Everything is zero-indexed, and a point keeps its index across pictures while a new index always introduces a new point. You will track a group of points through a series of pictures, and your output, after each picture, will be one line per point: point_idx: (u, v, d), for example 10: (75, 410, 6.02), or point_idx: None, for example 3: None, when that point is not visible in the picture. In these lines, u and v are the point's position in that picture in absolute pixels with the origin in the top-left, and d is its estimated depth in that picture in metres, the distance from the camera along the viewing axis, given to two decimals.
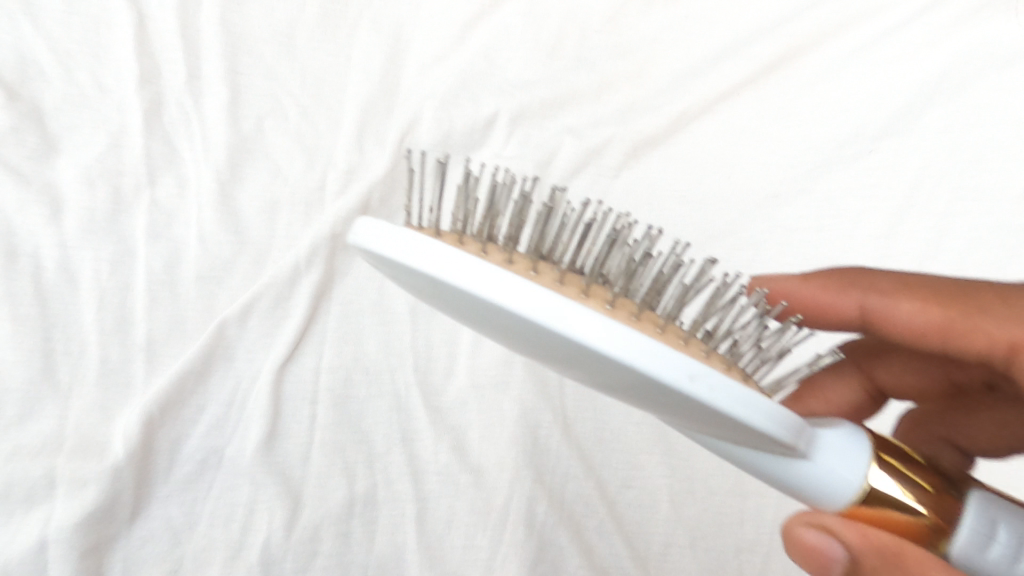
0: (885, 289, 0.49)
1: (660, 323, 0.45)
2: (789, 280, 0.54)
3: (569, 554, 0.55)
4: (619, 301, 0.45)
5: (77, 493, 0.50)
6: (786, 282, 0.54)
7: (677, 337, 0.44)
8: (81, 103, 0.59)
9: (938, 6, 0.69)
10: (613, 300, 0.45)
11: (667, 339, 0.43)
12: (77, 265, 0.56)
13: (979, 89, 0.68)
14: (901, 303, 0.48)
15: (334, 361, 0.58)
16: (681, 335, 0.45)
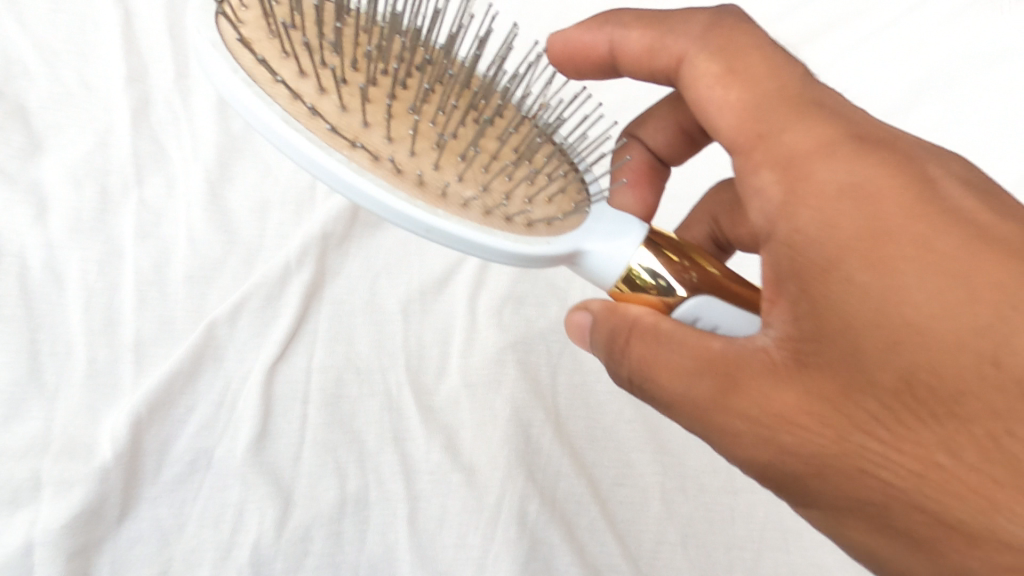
0: (706, 78, 0.38)
1: (480, 169, 0.36)
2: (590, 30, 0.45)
3: (561, 553, 0.55)
4: (420, 136, 0.35)
5: (63, 496, 0.50)
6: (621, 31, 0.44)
7: (499, 188, 0.37)
8: (66, 101, 0.58)
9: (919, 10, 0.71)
10: (425, 147, 0.35)
11: (464, 192, 0.35)
12: (63, 266, 0.55)
13: (961, 90, 0.70)
14: (895, 254, 0.31)
15: (325, 361, 0.58)
16: (491, 156, 0.37)
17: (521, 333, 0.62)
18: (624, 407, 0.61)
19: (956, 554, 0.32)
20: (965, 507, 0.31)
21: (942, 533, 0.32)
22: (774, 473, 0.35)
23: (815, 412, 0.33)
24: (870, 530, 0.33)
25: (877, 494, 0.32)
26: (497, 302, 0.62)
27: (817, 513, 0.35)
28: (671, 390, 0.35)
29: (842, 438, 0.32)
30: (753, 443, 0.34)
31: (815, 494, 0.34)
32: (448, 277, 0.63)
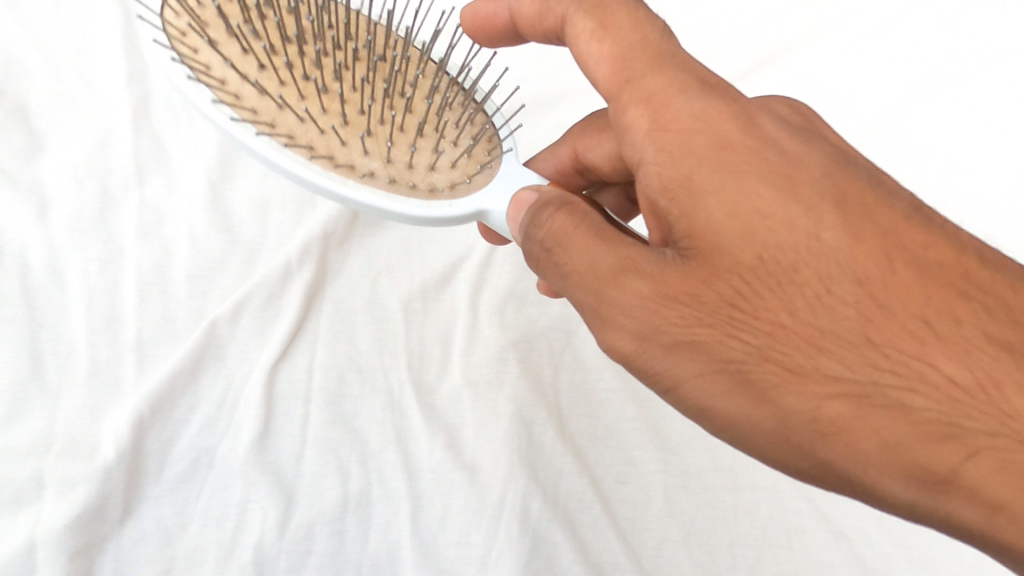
0: (585, 36, 0.39)
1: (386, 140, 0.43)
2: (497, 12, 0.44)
3: (564, 550, 0.55)
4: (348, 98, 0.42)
5: (65, 495, 0.50)
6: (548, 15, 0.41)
7: (410, 142, 0.43)
8: (67, 100, 0.58)
9: (917, 8, 0.71)
10: (354, 117, 0.42)
11: (370, 164, 0.42)
12: (64, 265, 0.55)
13: (966, 85, 0.69)
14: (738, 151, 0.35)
15: (327, 360, 0.58)
16: (409, 118, 0.44)
17: (524, 331, 0.62)
18: (627, 405, 0.61)
19: (834, 427, 0.32)
20: (835, 376, 0.33)
21: (818, 409, 0.33)
22: (664, 363, 0.35)
23: (694, 290, 0.34)
24: (756, 411, 0.34)
25: (756, 369, 0.33)
26: (499, 300, 0.62)
27: (703, 404, 0.35)
28: (573, 277, 0.36)
29: (722, 313, 0.34)
30: (642, 326, 0.34)
31: (698, 383, 0.34)
32: (450, 275, 0.63)
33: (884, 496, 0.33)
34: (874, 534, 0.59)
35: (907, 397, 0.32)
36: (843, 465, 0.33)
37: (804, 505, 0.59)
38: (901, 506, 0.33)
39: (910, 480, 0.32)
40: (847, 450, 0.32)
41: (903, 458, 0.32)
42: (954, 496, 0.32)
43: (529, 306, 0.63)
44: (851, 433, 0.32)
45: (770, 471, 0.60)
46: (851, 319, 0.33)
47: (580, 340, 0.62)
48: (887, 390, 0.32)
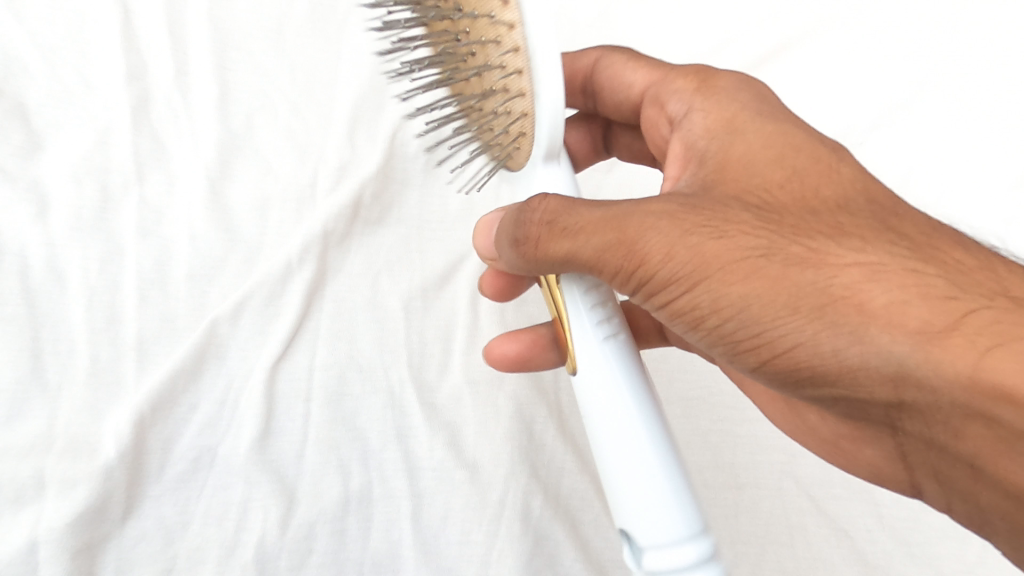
0: (632, 68, 0.55)
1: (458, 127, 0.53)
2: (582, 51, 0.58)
3: (565, 548, 0.55)
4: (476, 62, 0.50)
5: (67, 494, 0.50)
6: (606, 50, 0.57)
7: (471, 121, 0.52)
8: (66, 99, 0.58)
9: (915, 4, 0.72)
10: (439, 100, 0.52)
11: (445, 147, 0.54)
12: (65, 264, 0.55)
13: (966, 81, 0.69)
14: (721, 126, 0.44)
15: (328, 358, 0.58)
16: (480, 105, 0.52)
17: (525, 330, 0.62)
18: None
19: (849, 301, 0.34)
20: (836, 255, 0.35)
21: (834, 284, 0.34)
22: (683, 267, 0.36)
23: (694, 202, 0.38)
24: (775, 301, 0.35)
25: (769, 256, 0.35)
26: (499, 299, 0.62)
27: (727, 300, 0.36)
28: (584, 231, 0.38)
29: (727, 213, 0.37)
30: (659, 241, 0.36)
31: (718, 279, 0.35)
32: (450, 274, 0.63)
33: (912, 371, 0.32)
34: (875, 532, 0.59)
35: (899, 270, 0.34)
36: (868, 340, 0.33)
37: (806, 503, 0.59)
38: (935, 386, 0.32)
39: (934, 350, 0.32)
40: (862, 324, 0.33)
41: (918, 328, 0.32)
42: (981, 364, 0.31)
43: (529, 304, 0.63)
44: (862, 306, 0.33)
45: (771, 468, 0.60)
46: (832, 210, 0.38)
47: None
48: (884, 264, 0.34)
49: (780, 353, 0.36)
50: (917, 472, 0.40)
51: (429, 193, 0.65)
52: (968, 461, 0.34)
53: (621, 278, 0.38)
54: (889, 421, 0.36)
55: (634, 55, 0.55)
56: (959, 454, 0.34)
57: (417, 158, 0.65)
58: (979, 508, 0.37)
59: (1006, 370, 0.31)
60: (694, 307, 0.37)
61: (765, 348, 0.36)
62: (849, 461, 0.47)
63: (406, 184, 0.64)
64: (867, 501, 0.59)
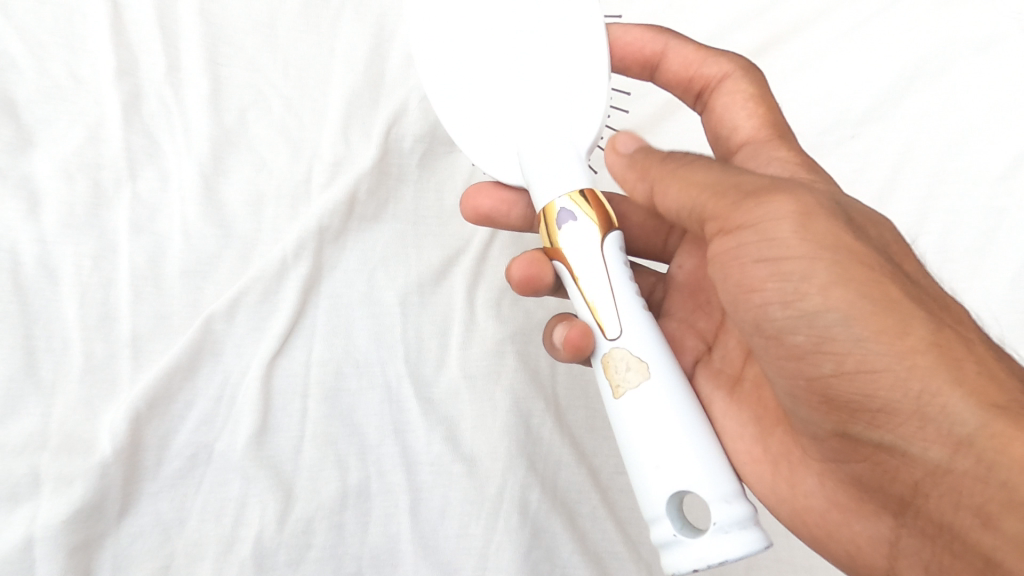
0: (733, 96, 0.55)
1: None
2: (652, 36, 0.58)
3: (562, 540, 0.55)
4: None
5: (62, 491, 0.49)
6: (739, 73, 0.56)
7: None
8: (56, 94, 0.58)
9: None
10: None
11: None
12: (57, 261, 0.55)
13: (959, 72, 0.69)
14: None
15: (324, 354, 0.58)
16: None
17: (521, 324, 0.62)
18: None
19: (947, 349, 0.38)
20: (945, 316, 0.40)
21: (938, 332, 0.39)
22: (823, 258, 0.39)
23: (840, 211, 0.42)
24: (885, 320, 0.38)
25: (895, 280, 0.40)
26: (495, 294, 0.62)
27: (835, 300, 0.39)
28: (742, 176, 0.42)
29: (873, 247, 0.41)
30: (805, 222, 0.39)
31: (843, 279, 0.39)
32: (446, 269, 0.63)
33: (974, 440, 0.37)
34: None
35: (987, 354, 0.40)
36: (954, 391, 0.38)
37: None
38: (988, 458, 0.37)
39: (1004, 425, 0.37)
40: (966, 380, 0.38)
41: (1000, 407, 0.37)
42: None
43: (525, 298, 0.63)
44: (966, 363, 0.38)
45: None
46: (919, 270, 0.43)
47: None
48: (977, 340, 0.40)
49: (861, 366, 0.39)
50: (903, 561, 0.44)
51: (424, 188, 0.65)
52: (984, 554, 0.39)
53: (735, 225, 0.40)
54: (918, 483, 0.41)
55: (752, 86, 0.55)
56: (980, 546, 0.39)
57: (411, 153, 0.64)
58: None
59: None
60: (798, 292, 0.39)
61: (851, 359, 0.39)
62: (835, 537, 0.47)
63: (402, 179, 0.64)
64: None
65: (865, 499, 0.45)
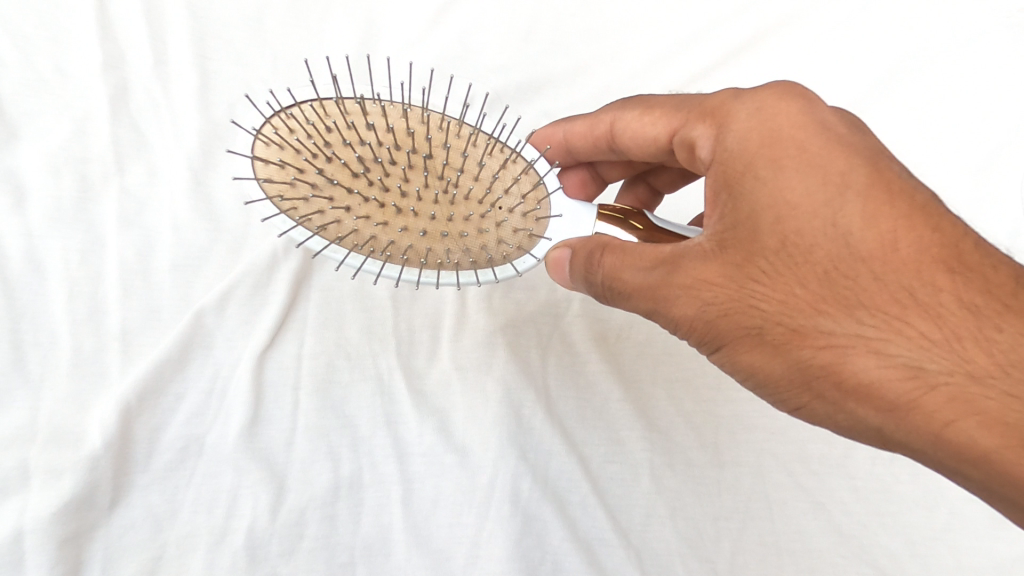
0: (639, 116, 0.51)
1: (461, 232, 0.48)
2: (561, 125, 0.58)
3: (553, 527, 0.56)
4: (364, 207, 0.46)
5: (52, 484, 0.49)
6: (614, 110, 0.54)
7: (438, 229, 0.47)
8: (41, 87, 0.57)
9: None
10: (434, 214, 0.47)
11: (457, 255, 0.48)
12: (44, 255, 0.54)
13: (936, 69, 0.71)
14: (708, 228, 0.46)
15: (316, 347, 0.58)
16: (464, 175, 0.48)
17: (512, 317, 0.62)
18: (614, 386, 0.62)
19: (826, 381, 0.38)
20: (815, 339, 0.38)
21: (815, 362, 0.38)
22: (712, 334, 0.41)
23: (695, 277, 0.40)
24: (772, 376, 0.41)
25: (766, 331, 0.39)
26: (486, 286, 0.63)
27: (741, 366, 0.42)
28: (624, 288, 0.43)
29: (738, 291, 0.40)
30: (687, 312, 0.41)
31: (738, 350, 0.41)
32: None
33: (892, 434, 0.38)
34: (850, 504, 0.61)
35: (867, 345, 0.37)
36: (851, 410, 0.39)
37: (786, 478, 0.61)
38: (911, 445, 0.38)
39: (909, 421, 0.37)
40: (853, 395, 0.38)
41: (893, 399, 0.37)
42: (941, 434, 0.36)
43: (516, 290, 0.63)
44: (854, 376, 0.38)
45: (753, 448, 0.62)
46: (792, 266, 0.39)
47: (568, 323, 0.63)
48: (854, 337, 0.38)
49: (789, 407, 0.43)
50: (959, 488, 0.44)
51: None
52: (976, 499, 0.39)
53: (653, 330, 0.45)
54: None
55: (645, 104, 0.51)
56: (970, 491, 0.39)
57: None
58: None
59: (964, 439, 0.36)
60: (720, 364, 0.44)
61: (774, 402, 0.43)
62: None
63: None
64: (843, 476, 0.62)
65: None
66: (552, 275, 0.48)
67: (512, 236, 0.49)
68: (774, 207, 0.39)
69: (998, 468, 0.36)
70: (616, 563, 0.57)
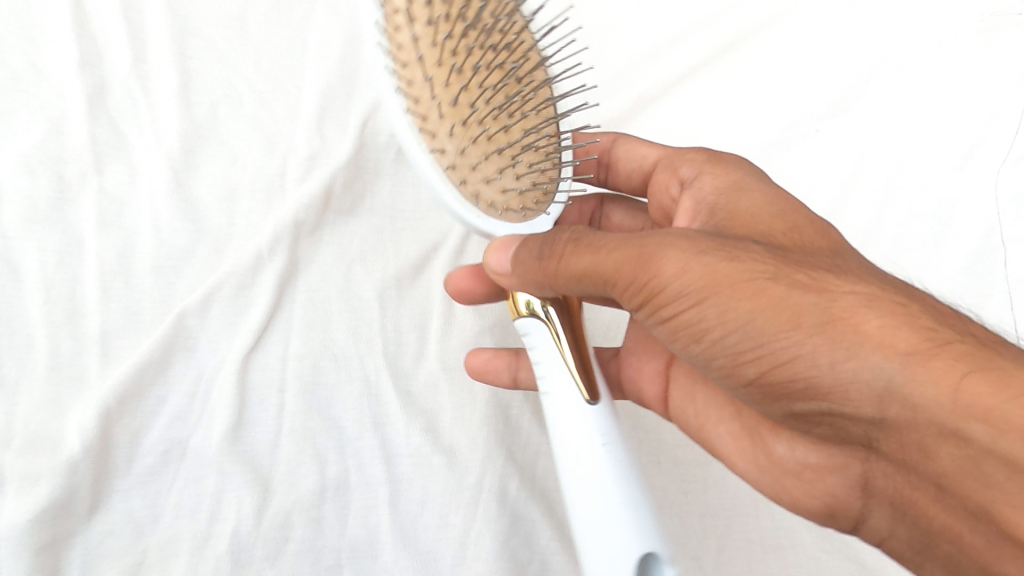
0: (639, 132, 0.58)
1: (475, 149, 0.45)
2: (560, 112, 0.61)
3: (540, 526, 0.57)
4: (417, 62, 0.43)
5: (28, 491, 0.48)
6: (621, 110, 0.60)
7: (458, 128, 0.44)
8: (15, 85, 0.56)
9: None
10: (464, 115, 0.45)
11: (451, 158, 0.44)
12: (19, 257, 0.53)
13: (912, 71, 0.72)
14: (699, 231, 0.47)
15: (301, 349, 0.58)
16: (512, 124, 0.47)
17: (499, 318, 0.62)
18: None
19: (845, 323, 0.36)
20: (829, 285, 0.37)
21: (832, 305, 0.36)
22: (700, 283, 0.38)
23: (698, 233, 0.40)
24: (776, 322, 0.37)
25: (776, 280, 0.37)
26: None
27: (732, 316, 0.38)
28: (608, 245, 0.41)
29: (744, 245, 0.40)
30: (683, 258, 0.38)
31: (733, 296, 0.37)
32: (424, 264, 0.63)
33: (914, 388, 0.34)
34: None
35: (891, 297, 0.37)
36: (866, 354, 0.35)
37: None
38: (919, 404, 0.34)
39: (925, 370, 0.34)
40: (874, 338, 0.35)
41: (914, 343, 0.35)
42: (963, 383, 0.34)
43: None
44: (874, 320, 0.35)
45: None
46: (799, 243, 0.42)
47: None
48: (875, 288, 0.38)
49: (777, 364, 0.38)
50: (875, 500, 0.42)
51: (401, 181, 0.64)
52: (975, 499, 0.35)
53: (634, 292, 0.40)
54: (865, 437, 0.38)
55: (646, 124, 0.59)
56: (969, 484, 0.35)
57: (387, 146, 0.64)
58: (926, 531, 0.40)
59: (984, 390, 0.33)
60: (704, 321, 0.39)
61: (765, 360, 0.38)
62: (809, 491, 0.47)
63: (378, 172, 0.63)
64: None
65: (833, 454, 0.43)
66: (492, 253, 0.46)
67: (496, 194, 0.47)
68: (776, 203, 0.44)
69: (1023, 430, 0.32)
70: None
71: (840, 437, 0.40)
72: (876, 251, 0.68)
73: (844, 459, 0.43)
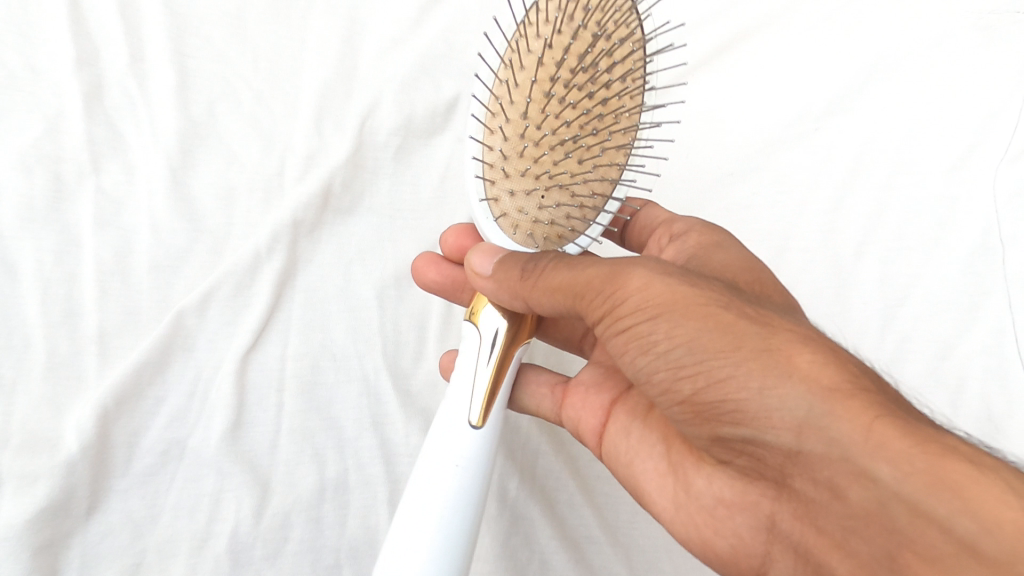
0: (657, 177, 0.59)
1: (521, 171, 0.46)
2: None
3: (539, 525, 0.57)
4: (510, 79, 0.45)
5: (24, 492, 0.48)
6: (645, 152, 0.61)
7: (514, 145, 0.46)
8: (11, 85, 0.56)
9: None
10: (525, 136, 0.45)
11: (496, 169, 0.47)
12: (16, 257, 0.53)
13: (911, 70, 0.72)
14: None
15: (300, 348, 0.58)
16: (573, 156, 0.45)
17: None
18: None
19: (783, 352, 0.33)
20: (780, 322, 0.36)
21: (774, 335, 0.34)
22: (651, 300, 0.36)
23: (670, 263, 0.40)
24: (719, 342, 0.34)
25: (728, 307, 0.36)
26: None
27: (677, 333, 0.35)
28: (581, 264, 0.40)
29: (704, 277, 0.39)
30: (645, 277, 0.37)
31: (683, 314, 0.35)
32: None
33: (838, 422, 0.31)
34: None
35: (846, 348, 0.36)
36: (798, 380, 0.33)
37: None
38: (839, 439, 0.31)
39: (850, 408, 0.32)
40: (812, 367, 0.33)
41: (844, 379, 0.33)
42: (880, 423, 0.31)
43: None
44: (815, 353, 0.33)
45: None
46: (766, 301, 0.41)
47: None
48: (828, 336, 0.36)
49: (711, 383, 0.35)
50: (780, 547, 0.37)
51: (400, 180, 0.64)
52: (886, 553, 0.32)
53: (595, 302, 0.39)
54: (780, 471, 0.35)
55: None
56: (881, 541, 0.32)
57: (386, 145, 0.63)
58: None
59: (898, 431, 0.31)
60: (649, 336, 0.37)
61: (700, 377, 0.35)
62: (717, 531, 0.41)
63: (377, 171, 0.63)
64: None
65: (748, 491, 0.39)
66: (476, 252, 0.46)
67: (523, 214, 0.47)
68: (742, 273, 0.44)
69: (942, 481, 0.30)
70: (603, 560, 0.57)
71: (759, 471, 0.37)
72: (874, 251, 0.68)
73: (755, 496, 0.38)
